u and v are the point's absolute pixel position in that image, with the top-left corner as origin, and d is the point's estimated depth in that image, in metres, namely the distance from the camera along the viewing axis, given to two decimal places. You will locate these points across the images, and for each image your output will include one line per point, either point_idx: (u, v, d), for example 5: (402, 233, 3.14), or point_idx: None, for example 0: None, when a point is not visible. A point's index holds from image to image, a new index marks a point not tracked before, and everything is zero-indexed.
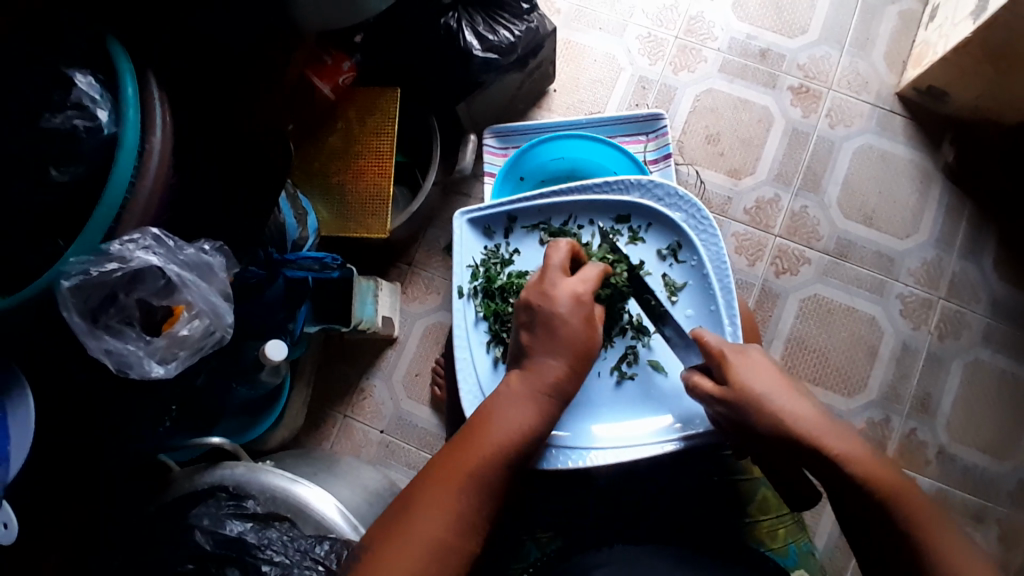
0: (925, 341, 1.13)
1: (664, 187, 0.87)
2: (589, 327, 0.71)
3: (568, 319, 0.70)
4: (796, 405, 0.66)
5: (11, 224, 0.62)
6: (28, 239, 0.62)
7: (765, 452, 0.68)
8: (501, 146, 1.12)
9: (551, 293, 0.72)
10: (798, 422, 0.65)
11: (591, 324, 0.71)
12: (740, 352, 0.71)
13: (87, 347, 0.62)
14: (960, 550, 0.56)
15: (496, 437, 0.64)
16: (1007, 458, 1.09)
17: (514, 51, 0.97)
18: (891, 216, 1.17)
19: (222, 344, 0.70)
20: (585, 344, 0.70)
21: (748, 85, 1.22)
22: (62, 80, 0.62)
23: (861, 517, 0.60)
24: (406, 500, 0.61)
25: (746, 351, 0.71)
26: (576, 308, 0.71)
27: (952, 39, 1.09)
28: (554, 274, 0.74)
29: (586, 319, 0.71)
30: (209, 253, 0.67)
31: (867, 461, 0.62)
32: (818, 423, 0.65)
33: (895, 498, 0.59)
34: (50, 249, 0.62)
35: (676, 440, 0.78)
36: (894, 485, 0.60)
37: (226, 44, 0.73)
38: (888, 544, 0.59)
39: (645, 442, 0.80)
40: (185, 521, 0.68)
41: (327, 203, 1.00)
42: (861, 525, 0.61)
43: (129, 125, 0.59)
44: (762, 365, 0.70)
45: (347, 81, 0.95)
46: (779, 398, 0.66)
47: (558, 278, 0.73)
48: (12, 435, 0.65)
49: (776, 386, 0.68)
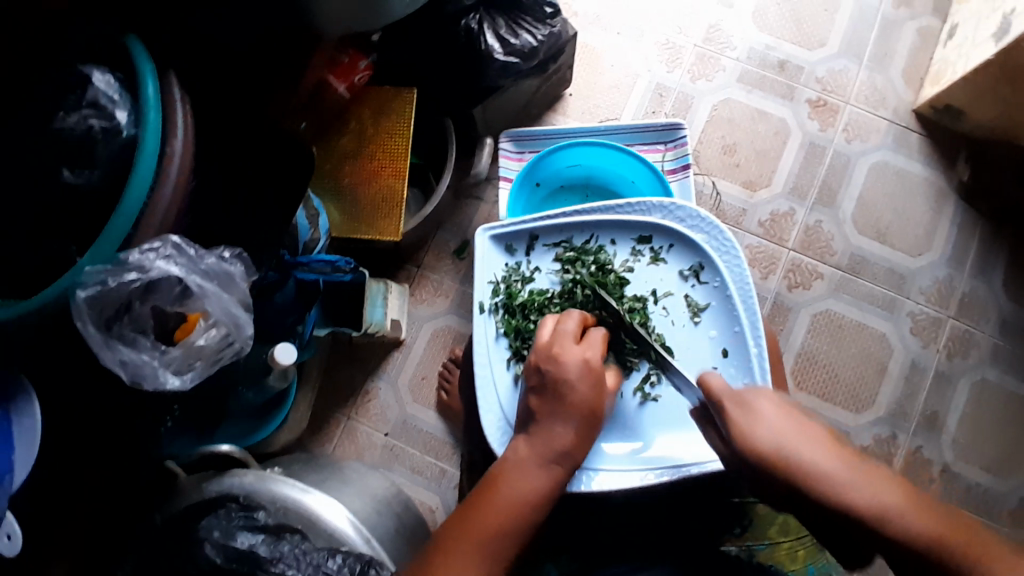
0: (933, 359, 1.13)
1: (686, 209, 0.86)
2: (598, 391, 0.72)
3: (577, 385, 0.71)
4: (810, 450, 0.62)
5: (16, 225, 0.59)
6: (27, 238, 0.60)
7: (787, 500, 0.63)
8: (517, 150, 1.11)
9: (558, 358, 0.73)
10: (811, 466, 0.60)
11: (599, 388, 0.72)
12: (742, 404, 0.66)
13: (100, 358, 0.60)
14: None
15: (511, 485, 0.66)
16: (1011, 477, 1.09)
17: (536, 55, 0.96)
18: (904, 234, 1.17)
19: (240, 355, 0.69)
20: (593, 406, 0.71)
21: (767, 96, 1.21)
22: (79, 78, 0.60)
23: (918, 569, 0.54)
24: (429, 558, 0.62)
25: (752, 400, 0.66)
26: (584, 373, 0.72)
27: (972, 58, 1.08)
28: (561, 338, 0.75)
29: (594, 385, 0.72)
30: (229, 261, 0.65)
31: (910, 504, 0.56)
32: (845, 467, 0.60)
33: (957, 546, 0.53)
34: (52, 239, 0.59)
35: (668, 471, 0.79)
36: (945, 528, 0.54)
37: (233, 34, 0.71)
38: None
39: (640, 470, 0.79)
40: (194, 534, 0.67)
41: (339, 204, 0.97)
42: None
43: (151, 126, 0.57)
44: (764, 408, 0.65)
45: (361, 80, 0.92)
46: (788, 441, 0.62)
47: (567, 343, 0.74)
48: (17, 444, 0.64)
49: (788, 433, 0.63)
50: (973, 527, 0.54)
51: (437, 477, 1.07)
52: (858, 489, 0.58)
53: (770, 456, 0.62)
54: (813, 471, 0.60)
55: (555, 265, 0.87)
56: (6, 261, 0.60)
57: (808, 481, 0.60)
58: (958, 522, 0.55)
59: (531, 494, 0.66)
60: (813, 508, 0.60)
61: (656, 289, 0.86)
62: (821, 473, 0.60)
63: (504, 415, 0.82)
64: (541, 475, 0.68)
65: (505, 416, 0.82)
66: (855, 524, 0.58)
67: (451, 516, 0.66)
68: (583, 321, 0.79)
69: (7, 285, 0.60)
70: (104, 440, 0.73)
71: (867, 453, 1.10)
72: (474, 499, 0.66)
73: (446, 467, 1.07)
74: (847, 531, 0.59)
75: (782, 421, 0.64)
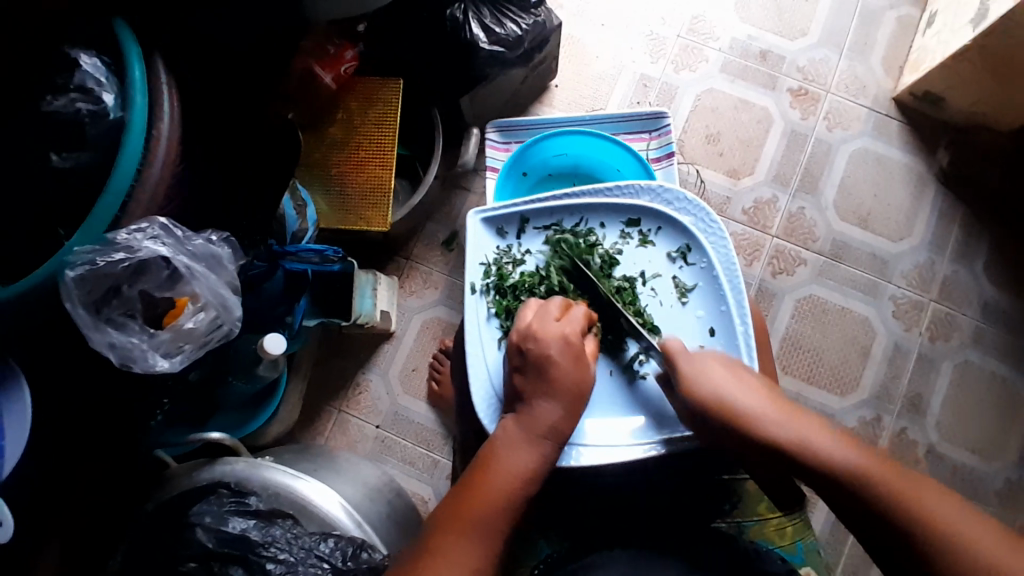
0: (916, 342, 1.15)
1: (673, 192, 0.87)
2: (580, 366, 0.73)
3: (558, 362, 0.72)
4: (751, 399, 0.70)
5: (17, 226, 0.61)
6: (28, 239, 0.61)
7: (733, 449, 0.70)
8: (503, 140, 1.11)
9: (538, 335, 0.74)
10: (749, 413, 0.69)
11: (581, 362, 0.74)
12: (694, 365, 0.74)
13: (89, 339, 0.61)
14: (932, 501, 0.59)
15: (498, 468, 0.67)
16: (994, 457, 1.11)
17: (520, 44, 0.97)
18: (885, 220, 1.19)
19: (229, 338, 0.69)
20: (577, 382, 0.73)
21: (750, 86, 1.22)
22: (67, 63, 0.61)
23: (837, 492, 0.62)
24: (422, 548, 0.63)
25: (702, 361, 0.74)
26: (564, 348, 0.73)
27: (951, 45, 1.10)
28: (541, 316, 0.76)
29: (577, 361, 0.73)
30: (216, 244, 0.66)
31: (831, 435, 0.66)
32: (783, 416, 0.68)
33: (866, 467, 0.62)
34: (51, 239, 0.61)
35: (660, 445, 0.79)
36: (859, 454, 0.63)
37: (233, 35, 0.73)
38: (859, 508, 0.61)
39: (627, 445, 0.79)
40: (185, 519, 0.69)
41: (326, 194, 0.97)
42: (840, 499, 0.62)
43: (138, 110, 0.58)
44: (715, 368, 0.73)
45: (349, 71, 0.92)
46: (732, 392, 0.71)
47: (546, 320, 0.76)
48: (10, 427, 0.66)
49: (735, 385, 0.71)
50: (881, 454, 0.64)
51: (428, 468, 1.07)
52: (786, 427, 0.67)
53: (716, 406, 0.70)
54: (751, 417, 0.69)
55: (544, 247, 0.88)
56: (7, 261, 0.62)
57: (746, 425, 0.69)
58: (872, 452, 0.64)
59: (520, 470, 0.68)
60: (751, 449, 0.69)
61: (645, 271, 0.87)
62: (756, 418, 0.69)
63: (492, 385, 0.83)
64: (529, 454, 0.69)
65: (493, 391, 0.83)
66: (786, 456, 0.66)
67: (443, 501, 0.67)
68: (565, 301, 0.80)
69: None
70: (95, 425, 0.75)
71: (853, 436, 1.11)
72: (464, 486, 0.67)
73: (438, 459, 1.08)
74: (780, 466, 0.67)
75: (728, 378, 0.72)
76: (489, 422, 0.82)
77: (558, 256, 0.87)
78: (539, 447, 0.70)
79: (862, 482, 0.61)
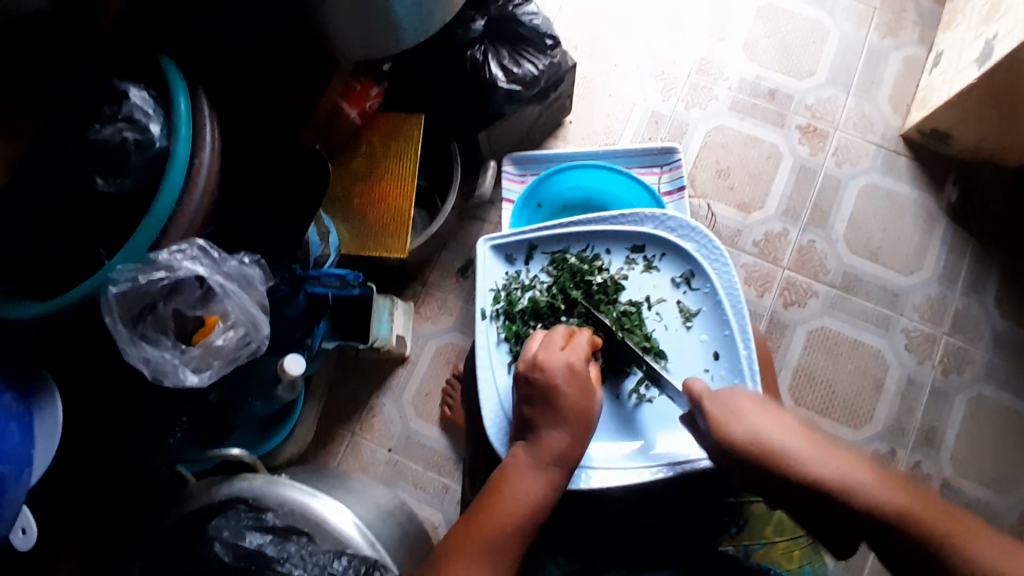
0: (929, 375, 1.15)
1: (676, 220, 0.90)
2: (585, 393, 0.74)
3: (563, 390, 0.74)
4: (786, 440, 0.68)
5: (16, 226, 0.66)
6: (28, 238, 0.66)
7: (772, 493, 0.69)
8: (519, 172, 1.17)
9: (543, 364, 0.76)
10: (785, 454, 0.67)
11: (587, 390, 0.75)
12: (724, 405, 0.72)
13: (126, 353, 0.65)
14: (988, 544, 0.56)
15: (511, 490, 0.69)
16: (1011, 492, 1.10)
17: (537, 84, 1.01)
18: (896, 253, 1.20)
19: (256, 355, 0.73)
20: (584, 409, 0.74)
21: (758, 123, 1.26)
22: (115, 93, 0.65)
23: (887, 539, 0.61)
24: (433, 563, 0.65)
25: (730, 401, 0.73)
26: (570, 377, 0.75)
27: (956, 84, 1.14)
28: (547, 345, 0.78)
29: (583, 390, 0.75)
30: (248, 266, 0.71)
31: (875, 478, 0.64)
32: (821, 457, 0.67)
33: (915, 512, 0.60)
34: (50, 239, 0.65)
35: (668, 467, 0.80)
36: (905, 497, 0.61)
37: (233, 35, 0.76)
38: (912, 555, 0.59)
39: (635, 467, 0.82)
40: (205, 533, 0.70)
41: (348, 221, 1.01)
42: (891, 546, 0.61)
43: (182, 141, 0.63)
44: (747, 408, 0.72)
45: (373, 107, 0.97)
46: (768, 433, 0.69)
47: (551, 348, 0.77)
48: (39, 440, 0.68)
49: (771, 426, 0.70)
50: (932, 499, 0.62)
51: (440, 493, 1.08)
52: (826, 469, 0.66)
53: (750, 447, 0.69)
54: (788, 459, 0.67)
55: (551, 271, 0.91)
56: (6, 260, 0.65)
57: (783, 467, 0.67)
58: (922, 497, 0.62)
59: (533, 494, 0.69)
60: (793, 495, 0.67)
61: (650, 295, 0.89)
62: (794, 459, 0.67)
63: (501, 405, 0.85)
64: (536, 481, 0.70)
65: (503, 411, 0.85)
66: (828, 502, 0.64)
67: (455, 524, 0.69)
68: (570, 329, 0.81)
69: (15, 278, 0.66)
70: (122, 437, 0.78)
71: None
72: (477, 507, 0.69)
73: (450, 483, 1.09)
74: (823, 512, 0.65)
75: (760, 417, 0.71)
76: (498, 443, 0.84)
77: (565, 281, 0.89)
78: (548, 474, 0.71)
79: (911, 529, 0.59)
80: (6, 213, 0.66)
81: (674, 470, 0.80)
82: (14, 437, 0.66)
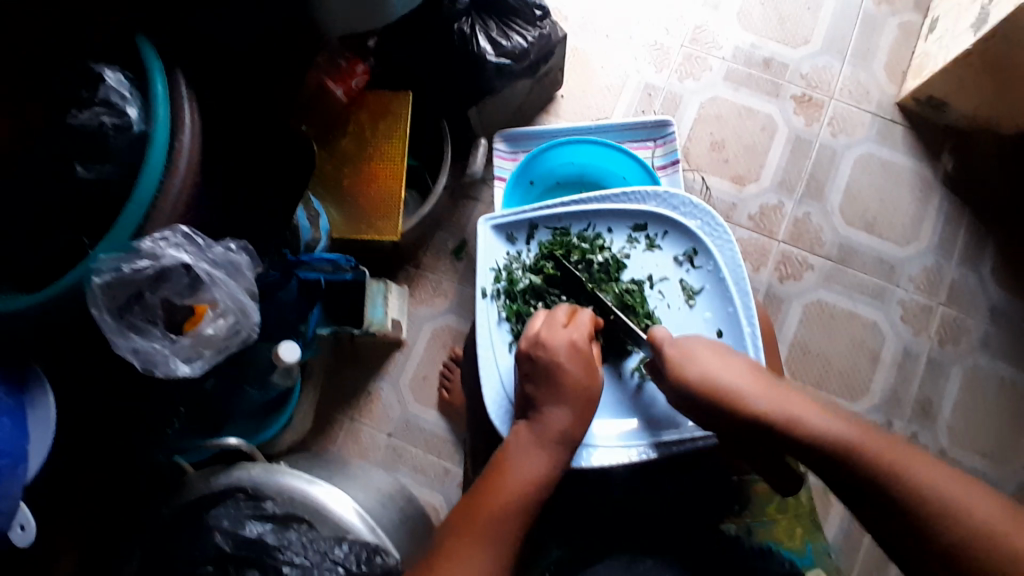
0: (925, 346, 1.15)
1: (679, 197, 0.89)
2: (589, 371, 0.75)
3: (568, 368, 0.74)
4: (741, 380, 0.70)
5: (16, 226, 0.64)
6: (27, 238, 0.64)
7: (728, 433, 0.70)
8: (511, 151, 1.14)
9: (546, 342, 0.75)
10: (741, 394, 0.69)
11: (592, 367, 0.75)
12: (683, 352, 0.74)
13: (115, 344, 0.64)
14: (928, 468, 0.60)
15: (512, 475, 0.68)
16: (1006, 461, 1.11)
17: (528, 56, 0.99)
18: (892, 224, 1.19)
19: (247, 343, 0.72)
20: (588, 388, 0.74)
21: (753, 94, 1.24)
22: (92, 77, 0.63)
23: (835, 468, 0.63)
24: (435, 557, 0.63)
25: (690, 348, 0.74)
26: (573, 355, 0.74)
27: (952, 50, 1.12)
28: (550, 324, 0.77)
29: (586, 368, 0.75)
30: (236, 252, 0.69)
31: (824, 413, 0.66)
32: (773, 395, 0.68)
33: (862, 444, 0.63)
34: (50, 238, 0.64)
35: (651, 448, 0.81)
36: (852, 429, 0.64)
37: (233, 35, 0.75)
38: (857, 483, 0.62)
39: (620, 446, 0.82)
40: (205, 521, 0.71)
41: (338, 205, 0.99)
42: (836, 475, 0.63)
43: (160, 122, 0.61)
44: (704, 353, 0.73)
45: (360, 84, 0.94)
46: (723, 376, 0.70)
47: (554, 327, 0.77)
48: (32, 435, 0.68)
49: (727, 369, 0.71)
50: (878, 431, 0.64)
51: (439, 477, 1.08)
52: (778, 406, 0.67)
53: (708, 391, 0.70)
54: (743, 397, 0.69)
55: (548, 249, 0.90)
56: (6, 261, 0.64)
57: (737, 406, 0.69)
58: (869, 429, 0.64)
59: (533, 472, 0.69)
60: (747, 433, 0.69)
61: (652, 274, 0.88)
62: (748, 397, 0.69)
63: (503, 385, 0.84)
64: (543, 459, 0.70)
65: (505, 392, 0.84)
66: (782, 439, 0.67)
67: (457, 505, 0.68)
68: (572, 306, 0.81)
69: (15, 277, 0.64)
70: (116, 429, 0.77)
71: None
72: (477, 490, 0.68)
73: (449, 466, 1.08)
74: (775, 446, 0.67)
75: (716, 361, 0.72)
76: (501, 424, 0.83)
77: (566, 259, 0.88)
78: (551, 453, 0.70)
79: (861, 463, 0.62)
80: (1, 214, 0.64)
81: (656, 451, 0.81)
82: (5, 432, 0.66)
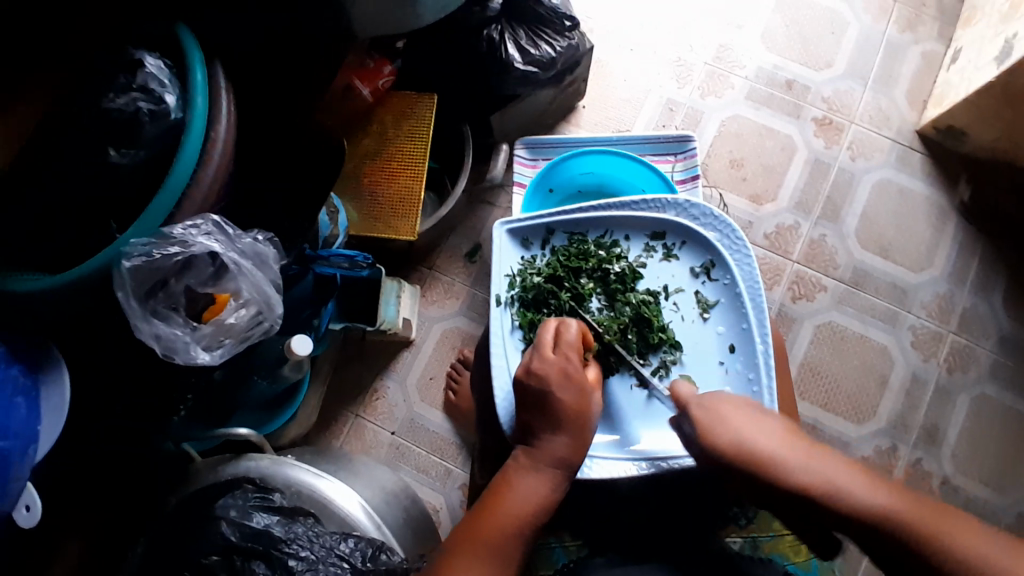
0: (934, 373, 1.15)
1: (700, 208, 0.88)
2: (583, 395, 0.74)
3: (558, 394, 0.73)
4: (772, 442, 0.68)
5: (29, 194, 0.66)
6: (33, 236, 0.66)
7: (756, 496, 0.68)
8: (531, 157, 1.13)
9: (536, 370, 0.75)
10: (776, 461, 0.67)
11: (584, 391, 0.74)
12: (711, 410, 0.72)
13: (138, 330, 0.64)
14: (966, 534, 0.59)
15: (512, 499, 0.68)
16: (1010, 493, 1.10)
17: (554, 66, 1.00)
18: (906, 251, 1.19)
19: (268, 334, 0.73)
20: (581, 411, 0.73)
21: (774, 114, 1.24)
22: (131, 64, 0.64)
23: (874, 538, 0.62)
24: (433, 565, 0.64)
25: (717, 405, 0.73)
26: (563, 380, 0.74)
27: (975, 81, 1.13)
28: (538, 349, 0.77)
29: (578, 391, 0.74)
30: (263, 244, 0.70)
31: (862, 479, 0.65)
32: (808, 458, 0.67)
33: (899, 513, 0.61)
34: (52, 223, 0.65)
35: (647, 463, 0.81)
36: (891, 497, 0.63)
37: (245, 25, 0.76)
38: (894, 549, 0.61)
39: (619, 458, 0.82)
40: (210, 512, 0.68)
41: (357, 203, 0.99)
42: (877, 543, 0.62)
43: (199, 113, 0.62)
44: (733, 414, 0.71)
45: (386, 85, 0.95)
46: (756, 438, 0.69)
47: (543, 352, 0.77)
48: (43, 418, 0.68)
49: (759, 431, 0.70)
50: (913, 496, 0.63)
51: (442, 478, 1.08)
52: (814, 471, 0.65)
53: (737, 453, 0.68)
54: (778, 462, 0.67)
55: (563, 257, 0.90)
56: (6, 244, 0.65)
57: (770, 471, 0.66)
58: (901, 491, 0.64)
59: (534, 495, 0.69)
60: (777, 497, 0.67)
61: (667, 285, 0.89)
62: (782, 461, 0.67)
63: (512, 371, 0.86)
64: (541, 480, 0.70)
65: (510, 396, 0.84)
66: (817, 505, 0.65)
67: (456, 525, 0.69)
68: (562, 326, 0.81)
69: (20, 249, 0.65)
70: (129, 414, 0.78)
71: (868, 464, 1.11)
72: (477, 510, 0.68)
73: (453, 467, 1.08)
74: (810, 514, 0.65)
75: (748, 423, 0.70)
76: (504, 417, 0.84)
77: (581, 267, 0.89)
78: (550, 475, 0.70)
79: (902, 530, 0.61)
80: (35, 194, 0.65)
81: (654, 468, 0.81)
82: (19, 414, 0.66)
